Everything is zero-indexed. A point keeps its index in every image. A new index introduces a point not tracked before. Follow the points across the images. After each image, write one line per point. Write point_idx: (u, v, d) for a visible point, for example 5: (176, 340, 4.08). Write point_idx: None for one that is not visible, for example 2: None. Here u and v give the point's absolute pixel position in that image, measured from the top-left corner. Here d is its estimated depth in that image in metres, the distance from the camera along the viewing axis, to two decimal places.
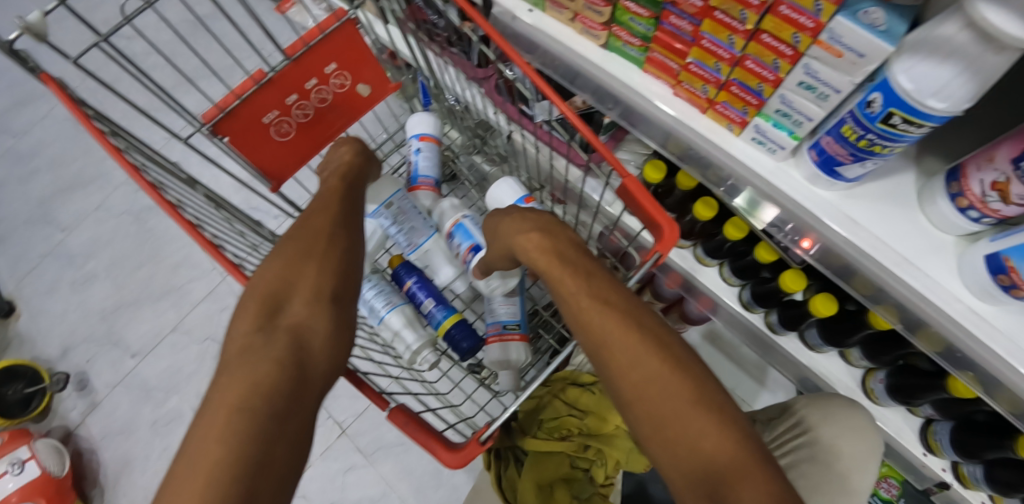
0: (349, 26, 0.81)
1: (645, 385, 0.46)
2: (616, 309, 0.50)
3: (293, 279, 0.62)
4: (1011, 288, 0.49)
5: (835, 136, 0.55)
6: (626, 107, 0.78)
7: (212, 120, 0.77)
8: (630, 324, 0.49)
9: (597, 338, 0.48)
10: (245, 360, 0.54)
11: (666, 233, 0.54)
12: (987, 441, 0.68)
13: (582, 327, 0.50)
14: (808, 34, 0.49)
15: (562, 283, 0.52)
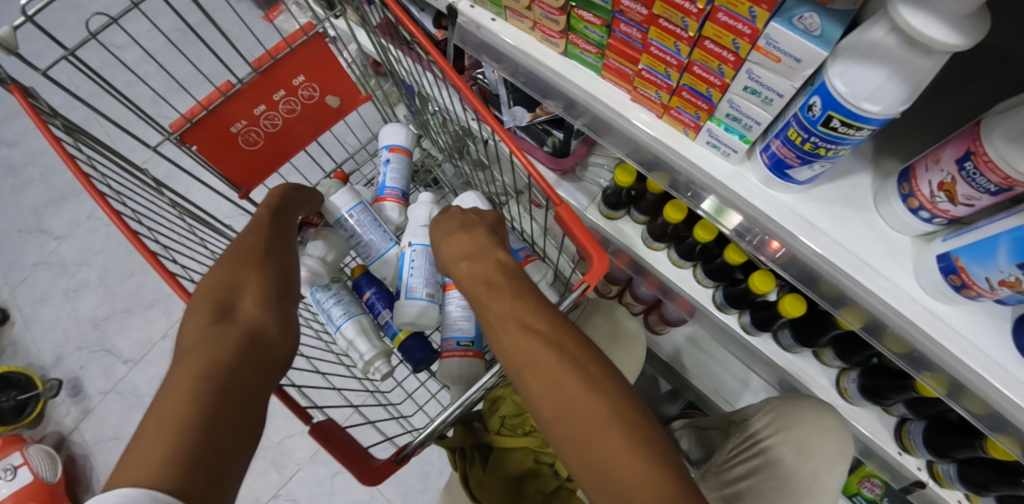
0: (320, 38, 0.73)
1: (562, 406, 0.45)
2: (535, 328, 0.48)
3: (251, 268, 0.55)
4: (962, 288, 0.49)
5: (782, 140, 0.50)
6: (593, 116, 0.66)
7: (178, 128, 0.69)
8: (552, 344, 0.47)
9: (516, 359, 0.47)
10: (200, 351, 0.47)
11: (595, 264, 0.52)
12: (959, 440, 0.70)
13: (503, 349, 0.48)
14: (747, 41, 0.44)
15: (488, 305, 0.51)
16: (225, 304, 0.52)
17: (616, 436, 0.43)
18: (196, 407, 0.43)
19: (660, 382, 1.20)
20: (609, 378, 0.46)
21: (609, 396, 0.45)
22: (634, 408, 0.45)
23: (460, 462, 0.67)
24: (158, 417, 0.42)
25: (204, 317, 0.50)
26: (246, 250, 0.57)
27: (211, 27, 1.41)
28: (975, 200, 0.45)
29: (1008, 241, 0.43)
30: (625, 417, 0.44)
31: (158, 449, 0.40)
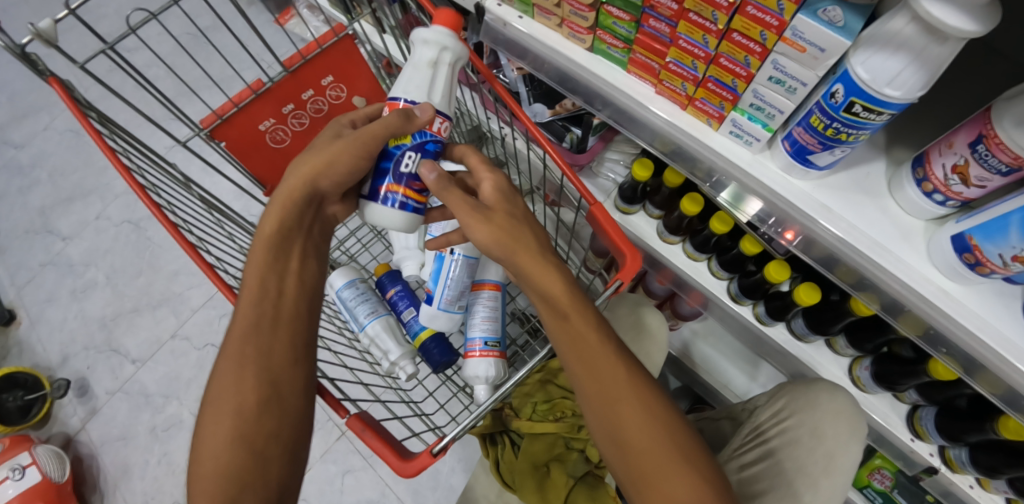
0: (349, 40, 0.74)
1: (642, 422, 0.53)
2: (610, 352, 0.55)
3: (248, 412, 0.54)
4: (975, 265, 0.52)
5: (804, 127, 0.53)
6: (617, 109, 0.69)
7: (208, 125, 0.70)
8: (624, 378, 0.54)
9: (598, 375, 0.54)
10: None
11: (628, 261, 0.56)
12: (968, 424, 0.73)
13: (586, 358, 0.54)
14: (773, 32, 0.47)
15: (570, 317, 0.55)
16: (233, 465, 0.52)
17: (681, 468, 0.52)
18: None
19: (669, 379, 1.21)
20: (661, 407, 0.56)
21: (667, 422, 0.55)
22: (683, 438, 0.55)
23: (492, 449, 0.70)
24: None
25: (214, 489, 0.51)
26: (234, 385, 0.55)
27: (224, 31, 1.42)
28: (987, 181, 0.48)
29: (1019, 218, 0.46)
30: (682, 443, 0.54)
31: None
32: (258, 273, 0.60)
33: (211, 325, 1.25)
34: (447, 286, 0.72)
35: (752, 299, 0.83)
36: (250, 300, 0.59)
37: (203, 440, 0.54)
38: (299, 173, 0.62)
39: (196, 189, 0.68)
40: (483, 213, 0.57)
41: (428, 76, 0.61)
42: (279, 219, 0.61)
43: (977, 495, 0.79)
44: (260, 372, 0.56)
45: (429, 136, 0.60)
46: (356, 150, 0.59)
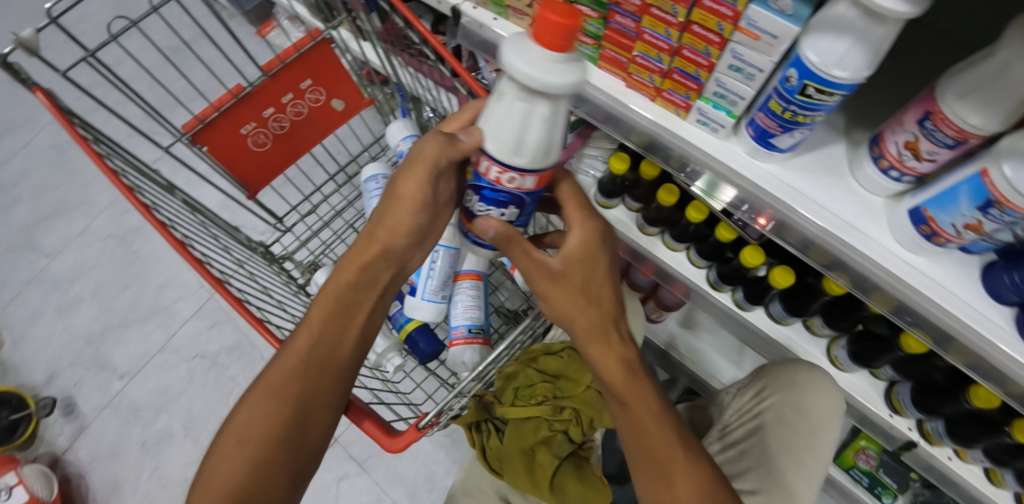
0: (327, 44, 0.76)
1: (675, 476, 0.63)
2: (652, 415, 0.64)
3: (269, 461, 0.58)
4: (932, 236, 0.55)
5: (764, 112, 0.55)
6: (592, 106, 0.72)
7: (189, 129, 0.70)
8: (660, 441, 0.63)
9: (642, 436, 0.64)
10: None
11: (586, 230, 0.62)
12: (942, 396, 0.76)
13: (632, 423, 0.63)
14: (729, 23, 0.50)
15: (620, 382, 0.63)
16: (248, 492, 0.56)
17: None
18: None
19: (658, 372, 1.23)
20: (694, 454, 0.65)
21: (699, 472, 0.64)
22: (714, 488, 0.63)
23: (477, 437, 0.70)
24: None
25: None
26: (260, 428, 0.58)
27: (207, 44, 1.43)
28: (936, 154, 0.52)
29: (968, 187, 0.49)
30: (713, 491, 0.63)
31: None
32: (311, 324, 0.63)
33: (200, 337, 1.24)
34: (430, 277, 0.74)
35: (731, 285, 0.86)
36: (297, 350, 0.62)
37: (210, 478, 0.57)
38: (372, 229, 0.63)
39: (179, 194, 0.69)
40: (552, 276, 0.60)
41: (512, 119, 0.47)
42: (355, 267, 0.63)
43: (956, 467, 0.82)
44: (291, 424, 0.60)
45: (485, 185, 0.52)
46: (417, 194, 0.59)
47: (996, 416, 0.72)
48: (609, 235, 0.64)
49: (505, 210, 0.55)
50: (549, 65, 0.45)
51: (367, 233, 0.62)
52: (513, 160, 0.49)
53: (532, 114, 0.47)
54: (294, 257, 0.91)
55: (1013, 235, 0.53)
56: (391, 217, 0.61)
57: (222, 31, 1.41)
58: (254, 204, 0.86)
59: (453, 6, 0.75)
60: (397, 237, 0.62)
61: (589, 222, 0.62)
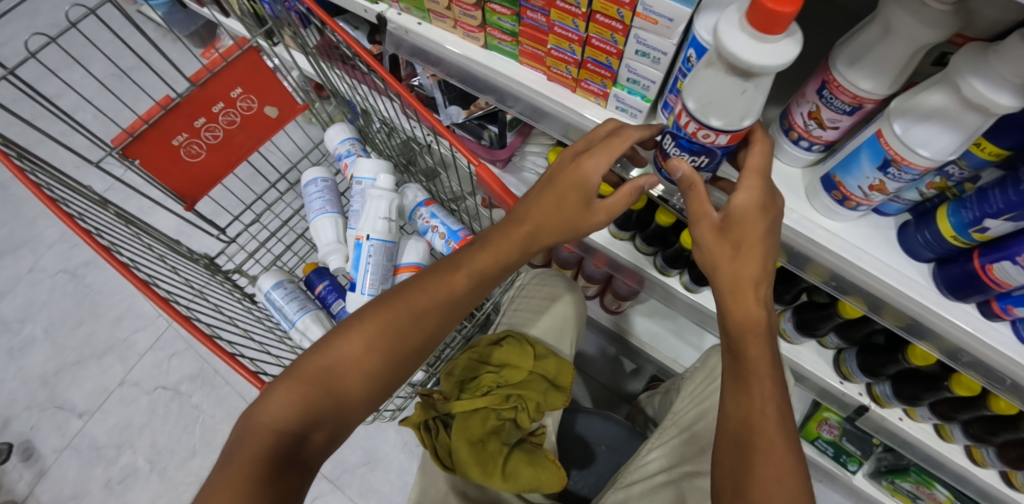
0: (253, 52, 0.78)
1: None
2: (773, 426, 0.50)
3: (369, 368, 0.59)
4: (844, 200, 0.58)
5: (674, 93, 0.57)
6: (528, 104, 0.71)
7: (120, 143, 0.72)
8: (778, 463, 0.49)
9: (750, 441, 0.50)
10: (274, 434, 0.53)
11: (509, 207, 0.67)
12: (884, 357, 0.79)
13: (747, 418, 0.52)
14: (628, 9, 0.51)
15: (757, 365, 0.53)
16: (330, 392, 0.57)
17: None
18: (253, 485, 0.49)
19: (624, 362, 1.25)
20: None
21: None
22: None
23: (426, 436, 0.67)
24: (234, 469, 0.50)
25: (299, 397, 0.56)
26: (387, 335, 0.60)
27: (145, 69, 1.41)
28: (839, 122, 0.54)
29: (868, 148, 0.51)
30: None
31: (233, 491, 0.48)
32: (473, 261, 0.63)
33: (160, 368, 1.23)
34: (369, 270, 0.77)
35: (678, 269, 0.88)
36: (451, 286, 0.63)
37: (324, 344, 0.60)
38: (530, 217, 0.61)
39: (113, 207, 0.68)
40: (733, 246, 0.52)
41: (715, 86, 0.44)
42: (524, 233, 0.62)
43: (907, 426, 0.87)
44: (410, 349, 0.62)
45: (684, 135, 0.51)
46: (580, 205, 0.58)
47: (936, 372, 0.77)
48: (778, 208, 0.52)
49: (696, 157, 0.53)
50: (763, 46, 0.40)
51: (537, 203, 0.61)
52: (708, 119, 0.47)
53: (734, 91, 0.43)
54: (244, 271, 0.90)
55: (920, 193, 0.57)
56: (568, 191, 0.58)
57: (162, 54, 1.39)
58: (193, 215, 0.87)
59: (378, 13, 0.75)
60: (568, 213, 0.59)
61: (762, 184, 0.51)
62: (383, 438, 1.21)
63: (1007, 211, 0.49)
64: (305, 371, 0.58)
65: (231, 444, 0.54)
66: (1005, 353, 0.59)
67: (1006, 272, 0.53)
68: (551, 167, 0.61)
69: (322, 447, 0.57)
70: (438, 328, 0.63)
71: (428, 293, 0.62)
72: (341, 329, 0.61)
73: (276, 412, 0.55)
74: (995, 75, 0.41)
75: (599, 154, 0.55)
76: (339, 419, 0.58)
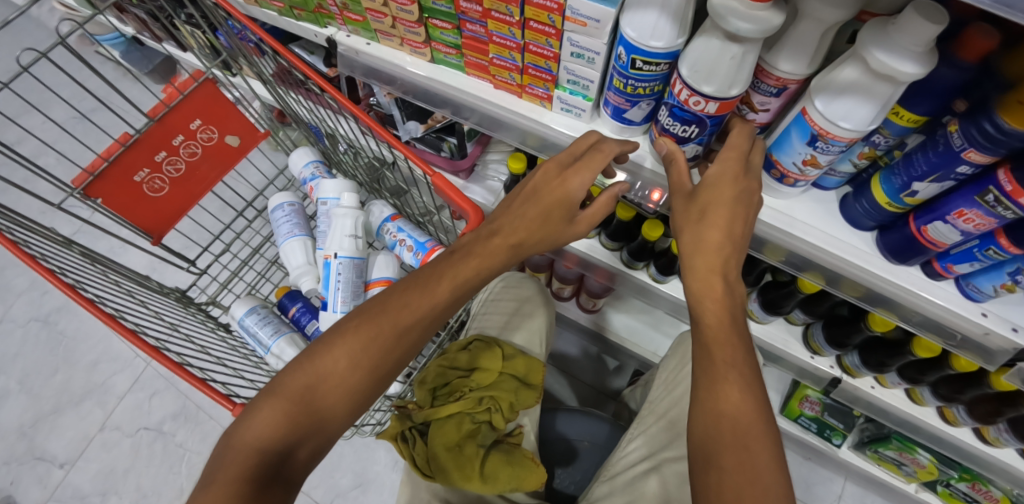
0: (210, 84, 0.80)
1: (747, 476, 0.48)
2: (736, 393, 0.52)
3: (354, 383, 0.58)
4: (783, 178, 0.61)
5: (613, 90, 0.60)
6: (481, 113, 0.73)
7: (80, 184, 0.73)
8: (744, 427, 0.50)
9: (716, 409, 0.52)
10: (256, 454, 0.53)
11: (473, 218, 0.69)
12: (848, 328, 0.82)
13: (712, 388, 0.53)
14: (557, 14, 0.54)
15: (718, 335, 0.55)
16: (314, 409, 0.57)
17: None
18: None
19: (607, 360, 1.27)
20: (780, 479, 0.48)
21: (778, 497, 0.47)
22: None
23: (403, 447, 0.67)
24: (216, 489, 0.50)
25: (282, 415, 0.55)
26: (371, 349, 0.59)
27: (105, 110, 1.41)
28: (768, 104, 0.57)
29: (796, 126, 0.54)
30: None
31: None
32: (456, 272, 0.63)
33: (141, 409, 1.23)
34: (339, 288, 0.78)
35: (643, 262, 0.90)
36: (434, 298, 0.62)
37: (306, 360, 0.59)
38: (520, 227, 0.63)
39: (77, 246, 0.68)
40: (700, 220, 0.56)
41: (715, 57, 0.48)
42: (507, 244, 0.63)
43: (879, 394, 0.90)
44: (394, 362, 0.61)
45: (677, 103, 0.55)
46: (564, 214, 0.62)
47: (899, 338, 0.79)
48: (754, 202, 0.56)
49: (687, 127, 0.57)
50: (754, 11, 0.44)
51: (520, 217, 0.63)
52: (700, 85, 0.51)
53: (726, 54, 0.48)
54: (218, 302, 0.90)
55: (853, 164, 0.60)
56: (552, 205, 0.62)
57: (121, 95, 1.40)
58: (161, 249, 0.87)
59: (328, 36, 0.77)
60: (551, 226, 0.63)
61: (738, 155, 0.55)
62: (373, 458, 1.20)
63: (931, 172, 0.51)
64: (288, 389, 0.57)
65: (213, 464, 0.54)
66: (952, 308, 0.62)
67: (939, 231, 0.55)
68: (531, 181, 0.64)
69: (307, 462, 0.56)
70: (420, 338, 0.62)
71: (411, 303, 0.61)
72: (324, 343, 0.60)
73: (258, 431, 0.54)
74: (898, 45, 0.44)
75: (584, 170, 0.59)
76: (323, 435, 0.57)
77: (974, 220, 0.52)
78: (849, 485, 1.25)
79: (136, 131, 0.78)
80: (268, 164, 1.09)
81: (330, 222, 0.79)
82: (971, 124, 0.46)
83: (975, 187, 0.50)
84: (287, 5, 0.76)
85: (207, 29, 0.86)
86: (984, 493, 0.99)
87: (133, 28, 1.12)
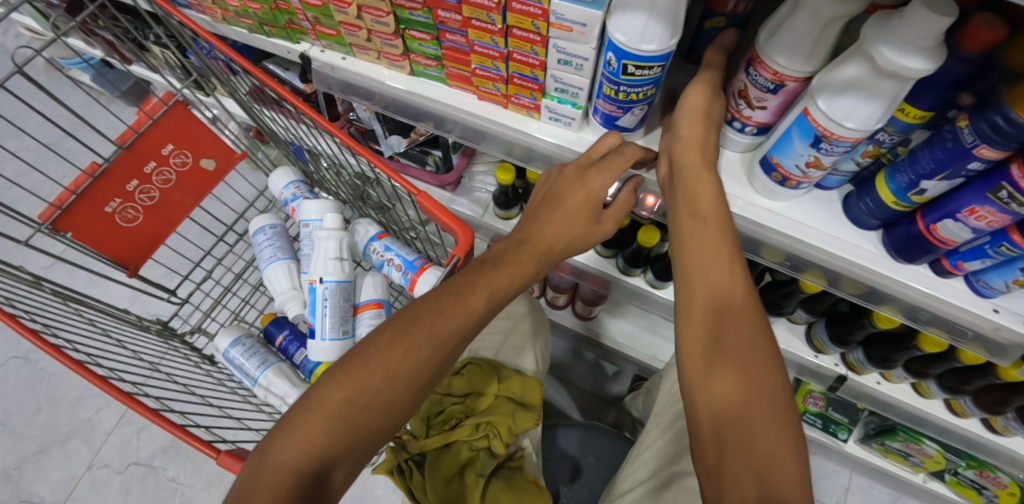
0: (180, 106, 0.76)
1: (741, 381, 0.47)
2: (718, 315, 0.51)
3: (391, 398, 0.54)
4: (784, 181, 0.59)
5: (603, 98, 0.57)
6: (465, 125, 0.70)
7: (47, 219, 0.68)
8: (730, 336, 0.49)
9: (709, 317, 0.51)
10: (292, 475, 0.49)
11: (461, 236, 0.64)
12: (852, 324, 0.81)
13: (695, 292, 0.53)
14: (542, 20, 0.50)
15: (698, 248, 0.54)
16: (350, 421, 0.52)
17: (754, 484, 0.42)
18: None
19: (605, 365, 1.25)
20: (781, 401, 0.46)
21: (774, 396, 0.46)
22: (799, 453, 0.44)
23: (400, 480, 0.65)
24: None
25: (319, 431, 0.51)
26: (407, 362, 0.55)
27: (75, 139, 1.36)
28: (765, 100, 0.55)
29: (797, 127, 0.52)
30: (789, 437, 0.45)
31: None
32: (489, 281, 0.59)
33: (131, 443, 1.19)
34: (326, 314, 0.74)
35: (640, 268, 0.87)
36: (468, 308, 0.57)
37: (342, 373, 0.54)
38: (537, 239, 0.61)
39: (47, 284, 0.64)
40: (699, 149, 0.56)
41: None
42: (534, 254, 0.61)
43: (886, 389, 0.88)
44: (431, 375, 0.56)
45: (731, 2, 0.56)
46: (585, 214, 0.60)
47: (904, 332, 0.78)
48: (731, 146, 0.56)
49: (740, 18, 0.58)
50: None
51: (546, 223, 0.61)
52: None
53: None
54: (202, 331, 0.86)
55: (856, 163, 0.58)
56: (578, 208, 0.60)
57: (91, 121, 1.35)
58: (138, 281, 0.82)
59: (301, 52, 0.73)
60: (578, 228, 0.60)
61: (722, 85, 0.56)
62: (373, 482, 1.17)
63: (939, 170, 0.49)
64: (325, 406, 0.53)
65: (245, 485, 0.50)
66: (962, 306, 0.60)
67: (949, 229, 0.53)
68: (551, 188, 0.62)
69: (342, 483, 0.53)
70: (457, 344, 0.57)
71: (445, 305, 0.57)
72: (360, 354, 0.56)
73: (295, 444, 0.51)
74: (903, 41, 0.41)
75: (606, 171, 0.57)
76: (360, 453, 0.53)
77: (987, 217, 0.50)
78: (856, 476, 1.24)
79: (106, 159, 0.74)
80: (247, 185, 1.05)
81: (314, 245, 0.76)
82: (980, 118, 0.44)
83: (986, 183, 0.48)
84: (256, 21, 0.72)
85: (175, 49, 0.82)
86: (991, 479, 0.99)
87: (100, 51, 1.07)
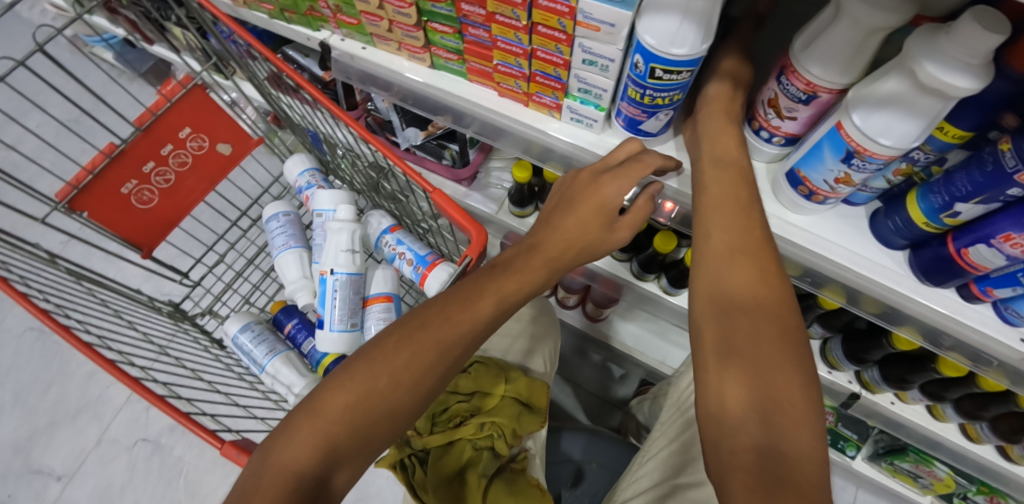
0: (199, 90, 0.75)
1: (746, 355, 0.45)
2: (725, 299, 0.49)
3: (395, 403, 0.53)
4: (811, 194, 0.57)
5: (627, 101, 0.56)
6: (483, 120, 0.68)
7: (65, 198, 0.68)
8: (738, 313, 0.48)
9: (716, 294, 0.50)
10: (293, 478, 0.48)
11: (475, 238, 0.63)
12: (869, 342, 0.79)
13: (706, 272, 0.52)
14: (569, 19, 0.49)
15: (707, 234, 0.53)
16: (353, 422, 0.52)
17: (771, 481, 0.39)
18: None
19: (612, 368, 1.24)
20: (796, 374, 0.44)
21: (785, 366, 0.44)
22: (820, 443, 0.41)
23: (402, 475, 0.65)
24: None
25: (322, 434, 0.51)
26: (412, 367, 0.54)
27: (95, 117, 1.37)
28: (796, 110, 0.53)
29: (828, 140, 0.50)
30: (806, 410, 0.42)
31: None
32: (499, 287, 0.58)
33: (139, 422, 1.21)
34: (336, 306, 0.74)
35: (653, 273, 0.86)
36: (475, 315, 0.56)
37: (348, 375, 0.54)
38: (551, 245, 0.60)
39: (63, 264, 0.64)
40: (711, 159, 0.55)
41: None
42: (545, 260, 0.60)
43: (900, 410, 0.86)
44: (436, 381, 0.55)
45: None
46: (597, 222, 0.59)
47: (922, 354, 0.76)
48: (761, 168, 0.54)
49: None
50: None
51: (558, 228, 0.61)
52: None
53: None
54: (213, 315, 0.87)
55: (887, 181, 0.56)
56: (590, 214, 0.59)
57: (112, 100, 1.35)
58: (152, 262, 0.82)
59: (321, 40, 0.72)
60: (591, 235, 0.60)
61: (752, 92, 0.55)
62: (375, 472, 1.18)
63: (977, 193, 0.47)
64: (328, 410, 0.52)
65: (247, 485, 0.50)
66: (987, 333, 0.58)
67: (981, 254, 0.51)
68: (565, 194, 0.62)
69: (345, 486, 0.51)
70: (463, 350, 0.56)
71: (451, 308, 0.57)
72: (365, 357, 0.55)
73: (298, 444, 0.50)
74: (949, 57, 0.39)
75: (621, 178, 0.56)
76: (362, 457, 0.52)
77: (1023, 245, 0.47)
78: (861, 494, 1.23)
79: (123, 140, 0.74)
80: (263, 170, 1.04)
81: (327, 235, 0.75)
82: None
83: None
84: (278, 6, 0.71)
85: (195, 31, 0.81)
86: None
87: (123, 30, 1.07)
